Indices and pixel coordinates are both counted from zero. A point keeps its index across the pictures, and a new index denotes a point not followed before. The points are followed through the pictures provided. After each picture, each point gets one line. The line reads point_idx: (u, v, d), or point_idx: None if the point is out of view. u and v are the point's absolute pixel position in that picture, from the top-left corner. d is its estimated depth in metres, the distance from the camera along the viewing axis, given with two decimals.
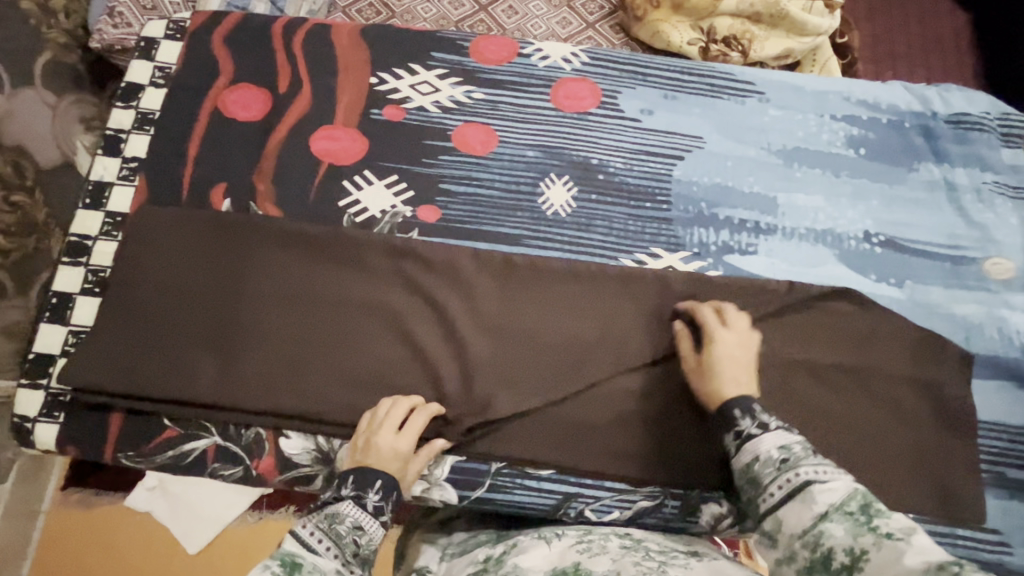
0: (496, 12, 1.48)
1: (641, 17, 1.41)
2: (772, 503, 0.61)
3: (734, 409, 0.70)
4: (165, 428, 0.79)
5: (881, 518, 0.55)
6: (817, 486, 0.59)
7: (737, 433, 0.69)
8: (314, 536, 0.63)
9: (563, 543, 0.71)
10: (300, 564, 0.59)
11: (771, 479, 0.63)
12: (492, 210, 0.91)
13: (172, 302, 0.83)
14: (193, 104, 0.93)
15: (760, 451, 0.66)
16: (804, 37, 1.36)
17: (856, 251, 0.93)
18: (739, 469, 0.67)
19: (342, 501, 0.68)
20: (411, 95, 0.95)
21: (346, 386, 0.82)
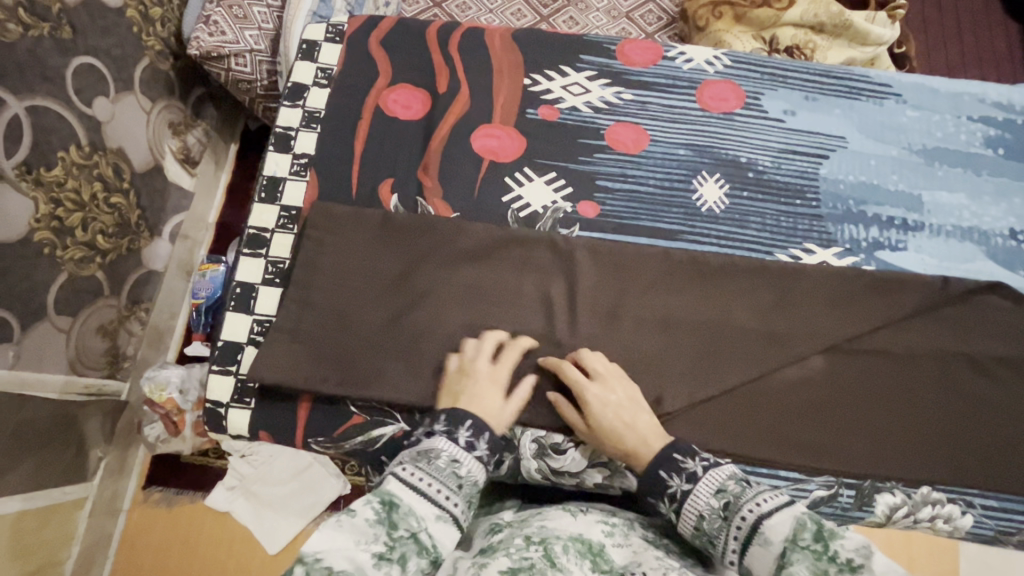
0: (557, 22, 1.53)
1: (702, 27, 1.42)
2: (741, 553, 0.59)
3: (658, 470, 0.69)
4: (352, 415, 0.82)
5: (836, 542, 0.53)
6: (766, 525, 0.57)
7: (669, 496, 0.67)
8: (422, 480, 0.60)
9: (589, 516, 0.68)
10: (397, 505, 0.57)
11: (724, 532, 0.61)
12: (649, 206, 0.94)
13: (349, 293, 0.86)
14: (356, 103, 0.97)
15: (698, 508, 0.64)
16: (867, 47, 1.35)
17: (1003, 248, 0.95)
18: (689, 532, 0.65)
19: (435, 438, 0.66)
20: (563, 96, 0.98)
21: (526, 374, 0.84)
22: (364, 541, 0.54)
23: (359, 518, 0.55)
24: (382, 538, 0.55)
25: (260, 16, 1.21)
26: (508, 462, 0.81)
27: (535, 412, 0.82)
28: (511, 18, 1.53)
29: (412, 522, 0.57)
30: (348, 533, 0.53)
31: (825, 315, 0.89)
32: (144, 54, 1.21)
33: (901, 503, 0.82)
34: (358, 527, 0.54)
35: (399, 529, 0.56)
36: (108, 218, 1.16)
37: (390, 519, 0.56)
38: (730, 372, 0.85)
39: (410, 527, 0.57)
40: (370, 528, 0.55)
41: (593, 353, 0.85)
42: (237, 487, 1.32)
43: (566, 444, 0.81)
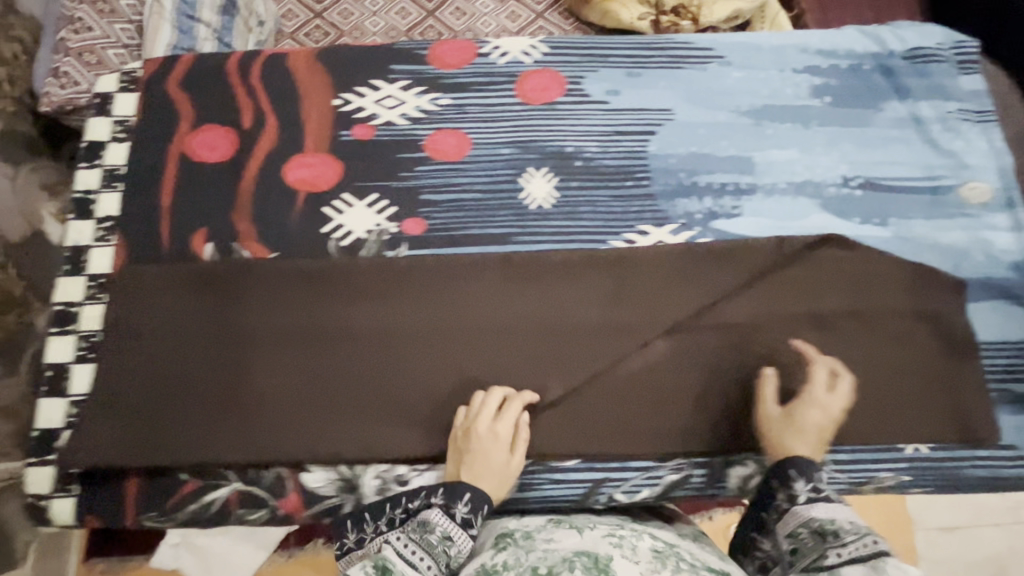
0: (444, 16, 1.47)
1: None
2: (844, 559, 0.58)
3: (791, 469, 0.70)
4: (183, 482, 0.78)
5: None
6: (891, 560, 0.55)
7: (789, 494, 0.68)
8: (411, 551, 0.63)
9: (597, 531, 0.62)
10: (390, 570, 0.59)
11: (851, 535, 0.60)
12: (477, 213, 0.91)
13: (171, 360, 0.82)
14: (159, 153, 0.92)
15: (849, 514, 0.63)
16: None
17: (837, 197, 0.95)
18: (799, 522, 0.65)
19: (430, 508, 0.68)
20: (377, 112, 0.95)
21: (363, 410, 0.82)
22: None
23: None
24: None
25: (116, 57, 1.11)
26: (351, 502, 0.79)
27: (375, 447, 0.80)
28: (396, 18, 1.47)
29: None
30: None
31: (664, 295, 0.88)
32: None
33: (753, 473, 0.82)
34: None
35: None
36: None
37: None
38: (573, 372, 0.84)
39: None
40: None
41: (430, 375, 0.83)
42: (182, 543, 1.08)
43: (410, 473, 0.80)
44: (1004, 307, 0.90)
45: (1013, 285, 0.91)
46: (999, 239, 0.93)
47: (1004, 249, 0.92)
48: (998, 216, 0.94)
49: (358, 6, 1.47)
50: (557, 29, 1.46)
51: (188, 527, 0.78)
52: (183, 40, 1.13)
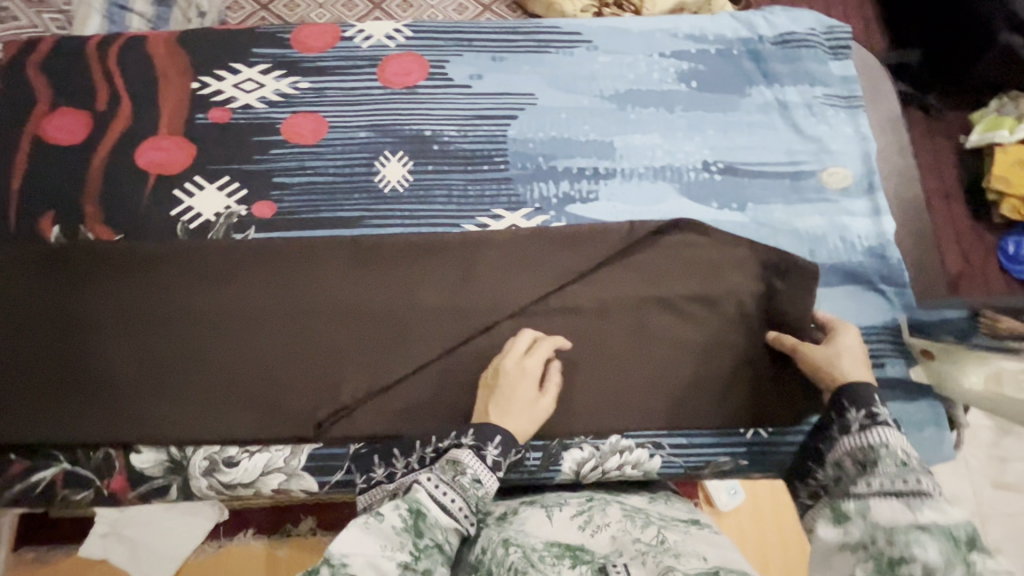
0: (390, 7, 1.47)
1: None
2: (874, 492, 0.58)
3: (844, 397, 0.68)
4: (11, 462, 0.78)
5: (915, 546, 0.51)
6: (926, 497, 0.55)
7: (842, 420, 0.67)
8: (446, 494, 0.62)
9: (564, 513, 0.65)
10: (425, 515, 0.60)
11: (884, 467, 0.59)
12: (328, 196, 0.91)
13: (3, 342, 0.82)
14: (13, 135, 0.92)
15: (893, 442, 0.62)
16: None
17: (696, 182, 0.94)
18: (852, 449, 0.64)
19: (461, 448, 0.68)
20: (235, 95, 0.95)
21: (196, 392, 0.81)
22: (389, 547, 0.56)
23: (388, 523, 0.58)
24: (407, 547, 0.57)
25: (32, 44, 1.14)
26: (177, 483, 0.78)
27: (203, 429, 0.79)
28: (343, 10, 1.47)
29: (437, 533, 0.59)
30: (374, 533, 0.56)
31: (510, 277, 0.88)
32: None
33: (589, 457, 0.82)
34: (385, 531, 0.57)
35: (423, 538, 0.58)
36: None
37: (417, 528, 0.59)
38: (414, 355, 0.84)
39: (434, 539, 0.59)
40: (397, 534, 0.57)
41: (266, 357, 0.83)
42: (111, 532, 1.05)
43: (240, 454, 0.80)
44: (856, 293, 0.90)
45: (866, 270, 0.90)
46: (857, 224, 0.92)
47: (860, 234, 0.92)
48: (858, 202, 0.94)
49: None
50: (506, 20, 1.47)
51: (17, 507, 0.78)
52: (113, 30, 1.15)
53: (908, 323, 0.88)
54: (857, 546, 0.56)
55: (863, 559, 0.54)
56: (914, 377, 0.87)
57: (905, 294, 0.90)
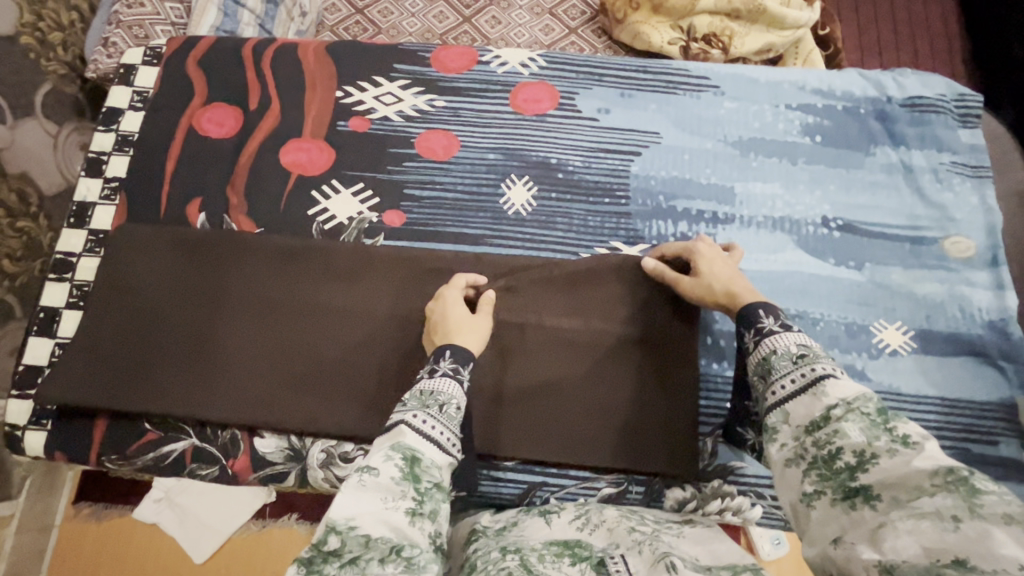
0: (480, 23, 1.54)
1: (620, 20, 1.46)
2: (786, 394, 0.61)
3: (757, 309, 0.70)
4: (146, 431, 0.83)
5: (899, 422, 0.53)
6: (830, 380, 0.59)
7: (756, 329, 0.69)
8: (430, 427, 0.66)
9: (563, 517, 0.72)
10: (420, 460, 0.63)
11: (785, 370, 0.63)
12: (455, 211, 0.95)
13: (146, 317, 0.87)
14: (170, 124, 0.98)
15: (777, 345, 0.65)
16: (784, 31, 1.40)
17: (815, 236, 0.95)
18: (754, 363, 0.67)
19: (440, 378, 0.71)
20: (375, 107, 0.99)
21: (319, 387, 0.84)
22: (391, 498, 0.59)
23: (385, 476, 0.60)
24: (410, 493, 0.59)
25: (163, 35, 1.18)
26: (295, 471, 0.82)
27: (324, 423, 0.82)
28: (434, 21, 1.55)
29: (435, 473, 0.63)
30: (372, 488, 0.59)
31: (633, 307, 0.89)
32: (45, 79, 1.13)
33: (690, 498, 0.82)
34: (384, 483, 0.59)
35: (422, 481, 0.61)
36: (14, 243, 1.08)
37: (414, 473, 0.61)
38: (529, 375, 0.86)
39: (433, 479, 0.62)
40: (397, 484, 0.59)
41: (387, 361, 0.86)
42: (163, 498, 1.20)
43: (355, 452, 0.83)
44: (972, 366, 0.89)
45: (983, 343, 0.89)
46: (977, 295, 0.92)
47: (980, 306, 0.91)
48: (981, 273, 0.93)
49: (399, 7, 1.55)
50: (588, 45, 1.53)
51: (144, 473, 0.83)
52: (227, 23, 1.20)
53: None
54: (797, 457, 0.57)
55: (801, 461, 0.57)
56: None
57: None
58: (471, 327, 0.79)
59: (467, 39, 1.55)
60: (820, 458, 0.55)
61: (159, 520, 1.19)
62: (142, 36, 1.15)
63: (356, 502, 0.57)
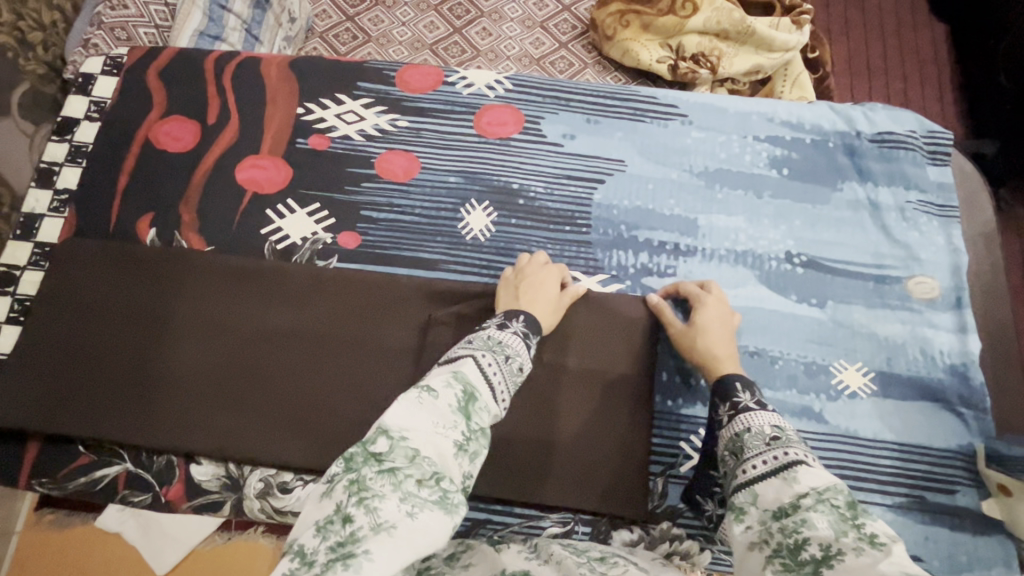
0: (470, 34, 1.52)
1: (610, 37, 1.46)
2: (756, 474, 0.61)
3: (735, 382, 0.73)
4: (79, 454, 0.81)
5: (867, 520, 0.51)
6: (803, 467, 0.58)
7: (732, 403, 0.71)
8: (490, 371, 0.64)
9: (512, 549, 0.63)
10: (477, 398, 0.59)
11: (755, 451, 0.63)
12: (412, 235, 0.93)
13: (87, 335, 0.85)
14: (127, 136, 0.96)
15: (751, 424, 0.66)
16: (773, 53, 1.40)
17: (777, 272, 0.93)
18: (727, 440, 0.68)
19: (509, 334, 0.71)
20: (336, 125, 0.98)
21: (260, 414, 0.82)
22: (443, 425, 0.55)
23: (443, 402, 0.57)
24: (460, 428, 0.56)
25: (146, 37, 1.15)
26: (231, 501, 0.80)
27: (263, 452, 0.80)
28: (424, 30, 1.53)
29: (485, 418, 0.59)
30: (428, 409, 0.55)
31: (589, 339, 0.87)
32: (24, 79, 1.05)
33: (637, 540, 0.80)
34: (439, 407, 0.56)
35: (473, 421, 0.57)
36: None
37: (468, 410, 0.58)
38: None
39: (482, 422, 0.58)
40: (452, 413, 0.56)
41: (334, 390, 0.83)
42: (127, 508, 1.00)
43: (295, 482, 0.80)
44: (931, 412, 0.87)
45: (944, 388, 0.88)
46: (939, 338, 0.90)
47: (942, 349, 0.89)
48: (944, 315, 0.91)
49: (389, 15, 1.53)
50: (579, 61, 1.51)
51: (77, 498, 0.81)
52: (211, 28, 1.18)
53: (984, 451, 0.85)
54: (762, 542, 0.55)
55: (766, 547, 0.54)
56: (985, 511, 0.82)
57: (985, 420, 0.87)
58: (553, 304, 0.84)
59: (457, 50, 1.53)
60: (785, 546, 0.53)
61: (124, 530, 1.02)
62: (125, 38, 1.13)
63: (412, 415, 0.54)
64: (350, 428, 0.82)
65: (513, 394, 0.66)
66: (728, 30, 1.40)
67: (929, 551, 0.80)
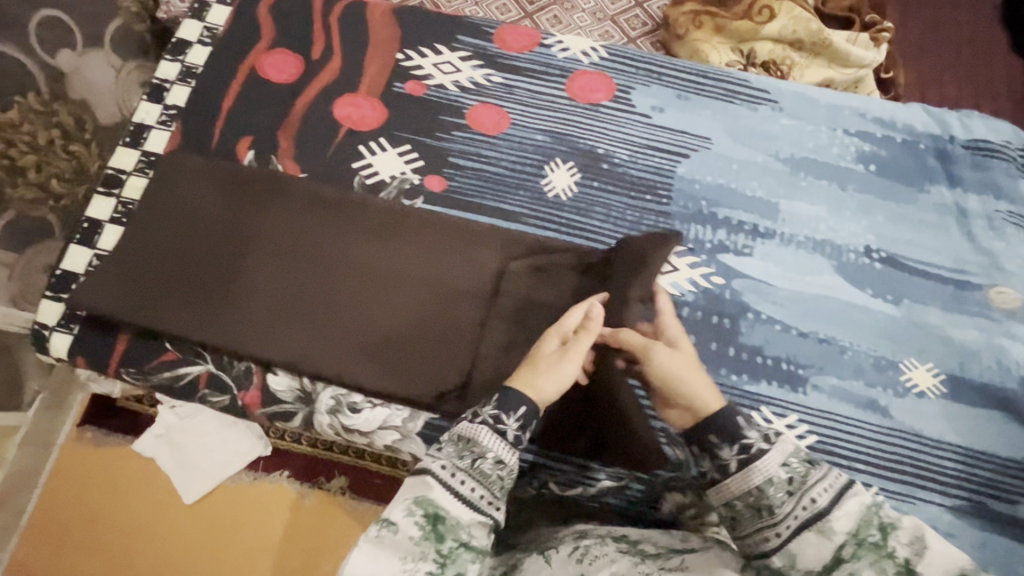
0: (541, 20, 1.55)
1: (681, 36, 1.45)
2: (790, 535, 0.57)
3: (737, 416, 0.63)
4: (165, 350, 0.85)
5: (894, 537, 0.54)
6: (832, 514, 0.56)
7: (727, 445, 0.62)
8: (466, 487, 0.61)
9: (562, 552, 0.67)
10: (444, 518, 0.59)
11: (787, 505, 0.58)
12: (496, 186, 0.95)
13: (180, 243, 0.89)
14: (235, 63, 1.01)
15: (767, 474, 0.59)
16: (848, 70, 1.39)
17: (855, 264, 0.92)
18: (733, 493, 0.61)
19: (478, 426, 0.64)
20: (433, 73, 1.00)
21: (335, 336, 0.85)
22: (411, 556, 0.57)
23: (404, 534, 0.58)
24: (429, 554, 0.57)
25: None
26: (303, 413, 0.84)
27: (335, 371, 0.83)
28: (496, 12, 1.57)
29: (461, 533, 0.59)
30: (393, 549, 0.57)
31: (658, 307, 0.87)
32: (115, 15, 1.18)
33: (689, 505, 0.78)
34: (401, 543, 0.57)
35: (447, 541, 0.59)
36: (64, 164, 1.08)
37: (436, 532, 0.59)
38: None
39: (458, 538, 0.59)
40: (416, 545, 0.58)
41: (408, 327, 0.86)
42: (163, 435, 1.18)
43: (364, 403, 0.84)
44: (1000, 421, 0.86)
45: (1016, 399, 0.86)
46: (1015, 349, 0.89)
47: (1018, 360, 0.88)
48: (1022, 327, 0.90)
49: None
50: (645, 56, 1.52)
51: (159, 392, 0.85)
52: None
53: None
54: None
55: None
56: None
57: None
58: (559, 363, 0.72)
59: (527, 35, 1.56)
60: None
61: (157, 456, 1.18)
62: None
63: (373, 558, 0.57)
64: (419, 359, 0.84)
65: (505, 488, 0.63)
66: (803, 41, 1.40)
67: (985, 556, 0.79)
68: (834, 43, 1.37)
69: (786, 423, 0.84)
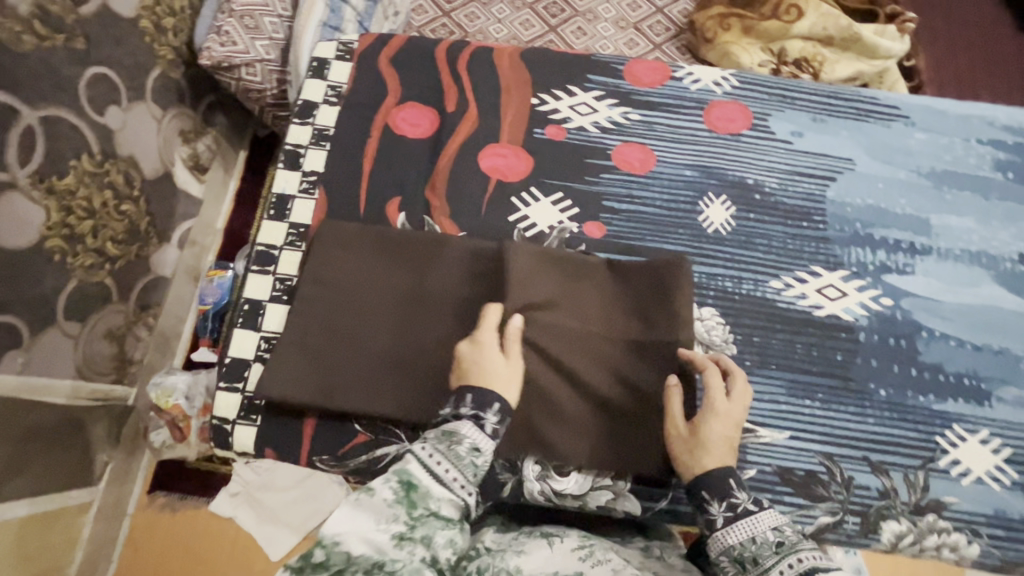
0: (565, 32, 1.53)
1: (710, 40, 1.44)
2: None
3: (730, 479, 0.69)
4: (357, 432, 0.82)
5: None
6: (822, 575, 0.59)
7: (726, 504, 0.68)
8: (442, 467, 0.64)
9: (566, 543, 0.66)
10: (416, 485, 0.62)
11: (772, 562, 0.62)
12: (655, 227, 0.94)
13: (354, 318, 0.85)
14: (366, 121, 0.97)
15: (755, 531, 0.65)
16: (874, 61, 1.37)
17: (1012, 273, 0.94)
18: (723, 548, 0.66)
19: (461, 420, 0.69)
20: (570, 116, 0.99)
21: (538, 405, 0.80)
22: (382, 519, 0.60)
23: (379, 497, 0.61)
24: (402, 517, 0.60)
25: (271, 26, 1.14)
26: (512, 482, 0.81)
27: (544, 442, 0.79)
28: (519, 28, 1.54)
29: (431, 503, 0.62)
30: (367, 508, 0.60)
31: None
32: (155, 64, 1.11)
33: (908, 531, 0.81)
34: (377, 504, 0.60)
35: (418, 507, 0.61)
36: (117, 225, 1.06)
37: (410, 499, 0.62)
38: None
39: (429, 506, 0.62)
40: (389, 507, 0.60)
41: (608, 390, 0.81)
42: (239, 494, 1.19)
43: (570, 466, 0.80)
44: None
45: None
46: None
47: None
48: None
49: (484, 11, 1.54)
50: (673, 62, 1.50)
51: (354, 475, 0.82)
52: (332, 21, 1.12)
53: None
54: None
55: None
56: None
57: None
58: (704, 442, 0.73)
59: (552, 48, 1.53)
60: None
61: (236, 515, 1.19)
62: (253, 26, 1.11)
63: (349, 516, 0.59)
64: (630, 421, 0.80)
65: (473, 480, 0.66)
66: (832, 36, 1.37)
67: None
68: (862, 36, 1.35)
69: (978, 438, 0.86)
